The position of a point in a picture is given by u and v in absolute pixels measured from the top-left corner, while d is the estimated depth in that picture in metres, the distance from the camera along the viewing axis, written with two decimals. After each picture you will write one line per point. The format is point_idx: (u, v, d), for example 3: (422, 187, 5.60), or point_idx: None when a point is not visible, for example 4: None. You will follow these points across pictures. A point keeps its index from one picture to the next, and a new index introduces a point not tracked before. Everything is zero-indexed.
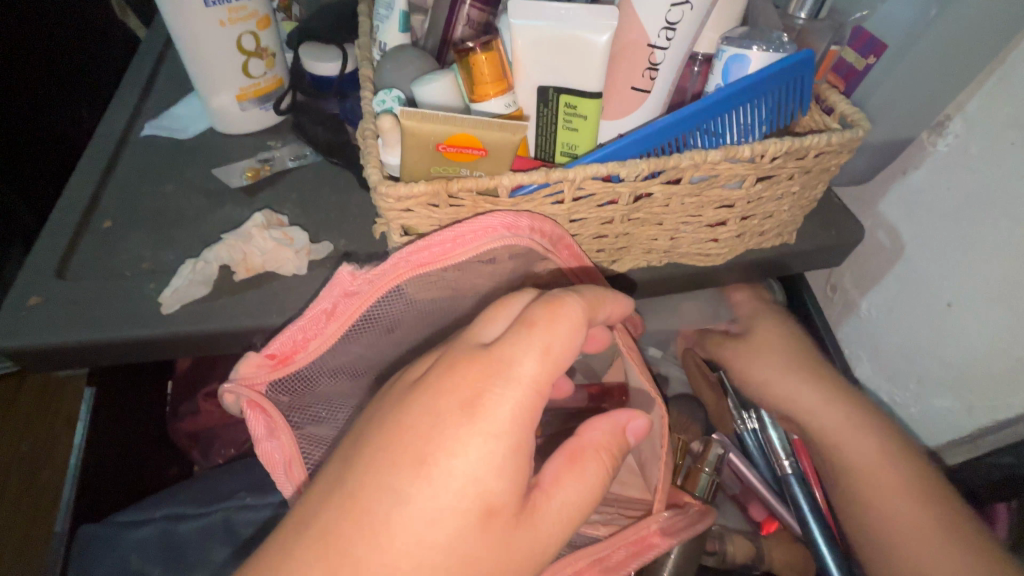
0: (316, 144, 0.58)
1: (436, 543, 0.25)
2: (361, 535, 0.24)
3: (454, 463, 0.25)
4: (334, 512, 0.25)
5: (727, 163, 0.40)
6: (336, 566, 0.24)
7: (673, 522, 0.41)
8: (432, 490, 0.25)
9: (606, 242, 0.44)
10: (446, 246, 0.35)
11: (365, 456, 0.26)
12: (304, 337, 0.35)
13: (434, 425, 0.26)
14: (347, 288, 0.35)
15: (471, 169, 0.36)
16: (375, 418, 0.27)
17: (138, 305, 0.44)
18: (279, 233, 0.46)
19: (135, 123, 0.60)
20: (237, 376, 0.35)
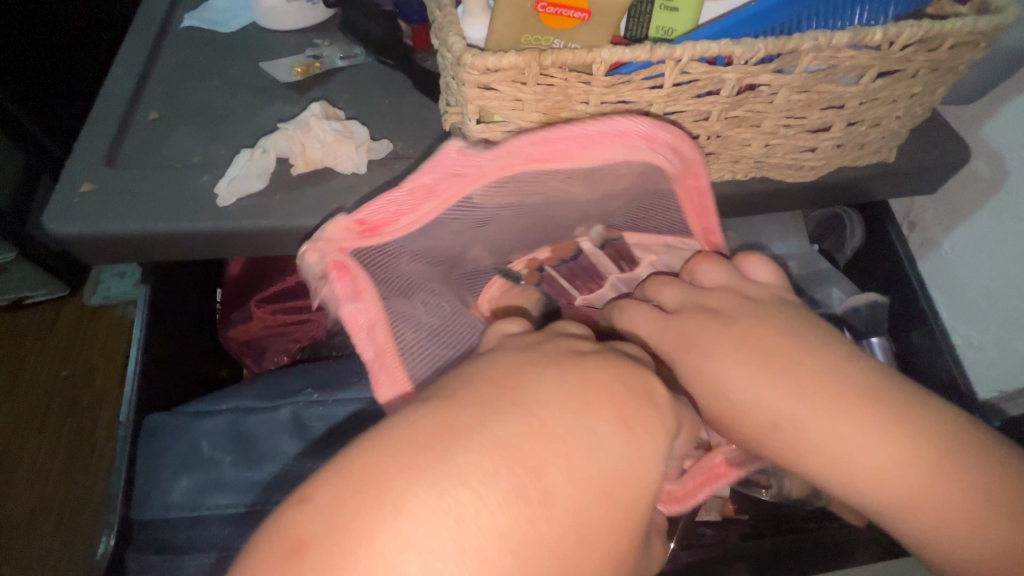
0: (368, 42, 0.53)
1: (610, 513, 0.21)
2: (555, 462, 0.21)
3: (651, 435, 0.23)
4: (522, 428, 0.21)
5: (850, 51, 0.35)
6: (525, 483, 0.20)
7: (737, 451, 0.36)
8: (627, 451, 0.22)
9: (696, 146, 0.40)
10: (571, 146, 0.32)
11: (557, 387, 0.23)
12: (398, 210, 0.32)
13: (633, 394, 0.24)
14: (455, 167, 0.32)
15: (567, 40, 0.32)
16: (551, 359, 0.24)
17: (194, 196, 0.42)
18: (338, 125, 0.43)
19: (173, 15, 0.56)
20: (324, 237, 0.32)
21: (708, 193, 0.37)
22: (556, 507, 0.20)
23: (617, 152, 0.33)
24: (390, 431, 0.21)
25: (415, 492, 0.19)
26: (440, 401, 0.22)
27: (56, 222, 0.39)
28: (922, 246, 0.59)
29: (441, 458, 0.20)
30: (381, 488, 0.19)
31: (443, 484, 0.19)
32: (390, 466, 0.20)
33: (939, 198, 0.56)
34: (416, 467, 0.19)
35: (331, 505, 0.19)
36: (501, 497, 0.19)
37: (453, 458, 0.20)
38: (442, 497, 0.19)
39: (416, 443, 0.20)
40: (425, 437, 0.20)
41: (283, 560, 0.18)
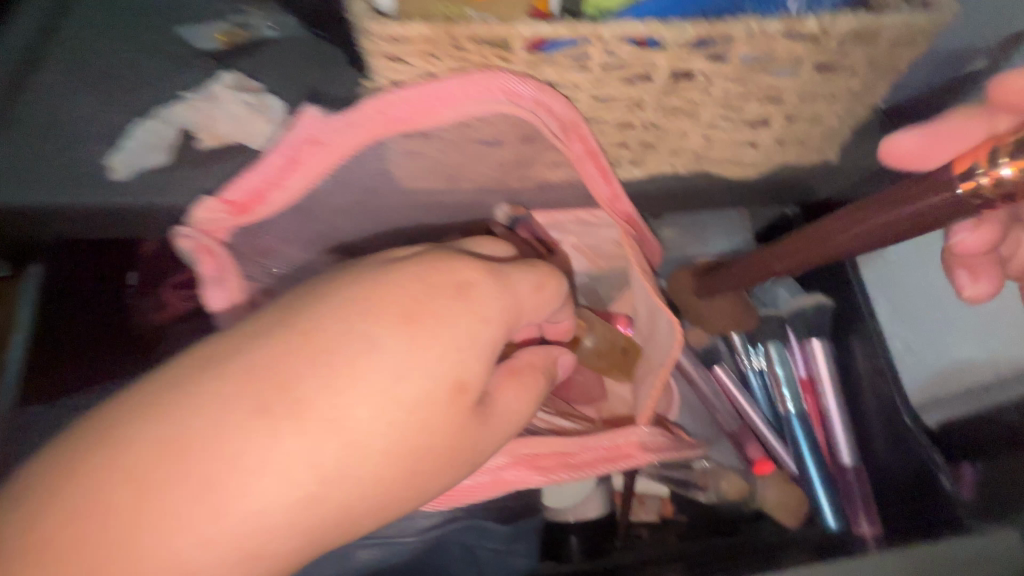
0: (300, 10, 0.50)
1: (388, 406, 0.24)
2: (312, 368, 0.23)
3: (432, 329, 0.25)
4: (283, 348, 0.23)
5: (786, 40, 0.33)
6: (272, 402, 0.22)
7: (655, 439, 0.40)
8: (405, 349, 0.24)
9: (631, 135, 0.39)
10: (432, 106, 0.31)
11: (331, 303, 0.25)
12: (266, 185, 0.32)
13: (427, 294, 0.26)
14: (314, 132, 0.31)
15: (481, 12, 0.29)
16: (337, 280, 0.27)
17: (86, 166, 0.38)
18: (252, 97, 0.40)
19: None
20: (193, 220, 0.32)
21: (601, 156, 0.36)
22: (312, 418, 0.22)
23: (483, 107, 0.31)
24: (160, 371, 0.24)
25: (155, 426, 0.22)
26: (221, 335, 0.25)
27: None
28: None
29: (192, 387, 0.23)
30: (127, 420, 0.22)
31: (188, 406, 0.22)
32: (150, 400, 0.22)
33: None
34: (172, 393, 0.22)
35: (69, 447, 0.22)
36: (248, 416, 0.22)
37: (185, 408, 0.22)
38: (179, 427, 0.22)
39: (165, 386, 0.23)
40: (184, 369, 0.23)
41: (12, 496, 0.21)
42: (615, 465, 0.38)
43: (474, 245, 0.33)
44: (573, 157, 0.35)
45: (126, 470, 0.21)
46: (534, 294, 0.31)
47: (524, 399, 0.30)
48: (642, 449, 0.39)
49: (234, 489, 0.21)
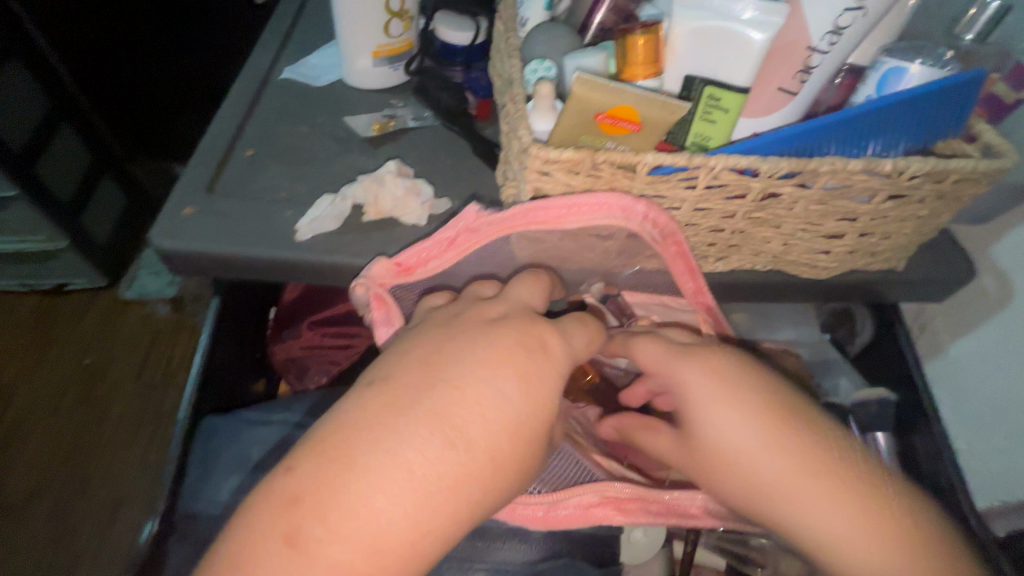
0: (438, 109, 0.61)
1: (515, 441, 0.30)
2: (463, 411, 0.29)
3: (537, 379, 0.32)
4: (442, 397, 0.29)
5: (864, 176, 0.40)
6: (452, 437, 0.29)
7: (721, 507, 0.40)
8: (523, 396, 0.31)
9: (721, 238, 0.45)
10: (560, 213, 0.38)
11: (463, 360, 0.31)
12: (427, 256, 0.41)
13: (525, 352, 0.32)
14: (471, 224, 0.40)
15: (618, 143, 0.37)
16: (456, 339, 0.33)
17: (277, 227, 0.48)
18: (409, 182, 0.49)
19: (275, 68, 0.65)
20: (369, 273, 0.41)
21: (691, 258, 0.42)
22: (475, 446, 0.29)
23: (600, 219, 0.38)
24: (352, 415, 0.29)
25: (372, 458, 0.28)
26: (381, 386, 0.31)
27: (161, 238, 0.46)
28: (930, 348, 0.62)
29: (389, 429, 0.29)
30: (352, 456, 0.28)
31: (392, 445, 0.28)
32: (354, 441, 0.28)
33: (949, 306, 0.60)
34: (373, 435, 0.28)
35: (315, 475, 0.28)
36: (435, 450, 0.28)
37: (387, 443, 0.28)
38: (390, 458, 0.28)
39: (364, 428, 0.29)
40: (375, 414, 0.29)
41: (284, 509, 0.27)
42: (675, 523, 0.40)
43: (521, 294, 0.38)
44: (665, 256, 0.41)
45: (359, 489, 0.27)
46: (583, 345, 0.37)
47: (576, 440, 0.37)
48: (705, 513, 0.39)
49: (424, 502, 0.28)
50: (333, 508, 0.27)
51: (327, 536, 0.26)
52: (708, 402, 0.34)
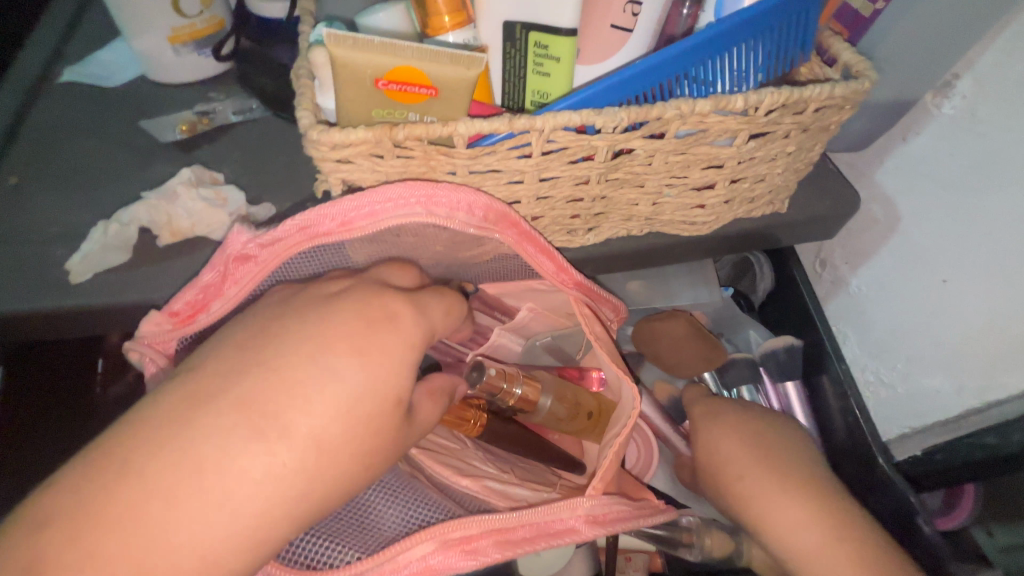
0: (264, 97, 0.52)
1: (349, 428, 0.26)
2: (279, 398, 0.26)
3: (383, 355, 0.28)
4: (258, 382, 0.26)
5: (717, 117, 0.35)
6: (263, 427, 0.25)
7: (607, 509, 0.34)
8: (358, 376, 0.27)
9: (582, 208, 0.40)
10: (355, 216, 0.32)
11: (287, 340, 0.27)
12: (204, 298, 0.33)
13: (368, 325, 0.28)
14: (240, 252, 0.32)
15: (421, 114, 0.30)
16: (286, 316, 0.29)
17: (44, 272, 0.38)
18: (210, 192, 0.41)
19: (54, 69, 0.53)
20: (141, 334, 0.34)
21: (538, 237, 0.37)
22: (295, 436, 0.25)
23: (402, 218, 0.32)
24: (147, 410, 0.26)
25: (156, 458, 0.24)
26: (186, 376, 0.27)
27: None
28: (833, 284, 0.60)
29: (184, 424, 0.25)
30: (132, 460, 0.24)
31: (191, 437, 0.24)
32: (143, 439, 0.24)
33: (843, 239, 0.58)
34: (170, 428, 0.25)
35: (85, 483, 0.23)
36: (240, 442, 0.25)
37: (178, 441, 0.24)
38: (182, 455, 0.24)
39: (157, 425, 0.25)
40: (174, 406, 0.25)
41: (38, 529, 0.22)
42: (557, 543, 0.32)
43: (381, 273, 0.34)
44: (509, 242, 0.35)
45: (134, 494, 0.23)
46: (445, 312, 0.33)
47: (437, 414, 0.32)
48: (591, 522, 0.33)
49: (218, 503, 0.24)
50: (96, 522, 0.23)
51: (88, 556, 0.22)
52: (279, 352, 0.27)
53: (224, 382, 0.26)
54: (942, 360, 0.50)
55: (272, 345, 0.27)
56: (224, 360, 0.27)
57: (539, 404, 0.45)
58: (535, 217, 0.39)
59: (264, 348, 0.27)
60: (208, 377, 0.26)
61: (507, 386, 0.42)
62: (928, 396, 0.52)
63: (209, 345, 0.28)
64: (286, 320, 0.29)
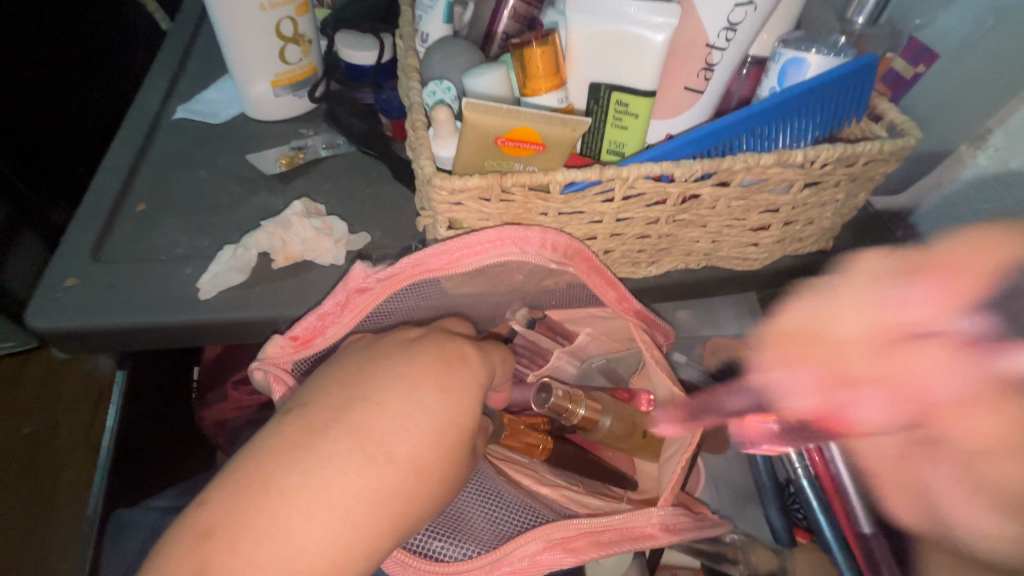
0: (351, 134, 0.58)
1: (439, 452, 0.30)
2: (386, 427, 0.29)
3: (461, 389, 0.32)
4: (362, 413, 0.29)
5: (778, 168, 0.39)
6: (371, 452, 0.28)
7: (675, 519, 0.38)
8: (445, 406, 0.31)
9: (649, 243, 0.44)
10: (457, 253, 0.37)
11: (384, 375, 0.31)
12: (323, 322, 0.38)
13: (447, 364, 0.33)
14: (360, 284, 0.37)
15: (525, 164, 0.35)
16: (376, 356, 0.33)
17: (175, 289, 0.44)
18: (318, 222, 0.46)
19: (166, 108, 0.60)
20: (263, 355, 0.37)
21: (606, 270, 0.41)
22: (397, 459, 0.29)
23: (497, 255, 0.37)
24: (267, 440, 0.28)
25: (285, 481, 0.27)
26: (297, 410, 0.30)
27: (39, 318, 0.41)
28: None
29: (302, 452, 0.28)
30: (264, 482, 0.27)
31: (310, 463, 0.27)
32: (267, 467, 0.27)
33: None
34: (291, 456, 0.27)
35: (229, 503, 0.26)
36: (355, 467, 0.28)
37: (304, 465, 0.27)
38: (306, 478, 0.27)
39: (280, 451, 0.28)
40: (289, 438, 0.28)
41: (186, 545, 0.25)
42: (640, 545, 0.36)
43: (447, 324, 0.39)
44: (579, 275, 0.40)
45: (271, 513, 0.26)
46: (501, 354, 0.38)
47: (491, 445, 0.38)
48: (665, 530, 0.37)
49: (339, 521, 0.27)
50: (240, 539, 0.25)
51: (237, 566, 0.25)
52: (379, 386, 0.31)
53: (333, 415, 0.29)
54: None
55: (371, 380, 0.31)
56: (328, 395, 0.30)
57: (597, 424, 0.48)
58: (607, 251, 0.44)
59: (362, 384, 0.31)
60: (317, 410, 0.30)
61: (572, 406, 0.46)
62: None
63: (312, 387, 0.32)
64: (377, 359, 0.33)
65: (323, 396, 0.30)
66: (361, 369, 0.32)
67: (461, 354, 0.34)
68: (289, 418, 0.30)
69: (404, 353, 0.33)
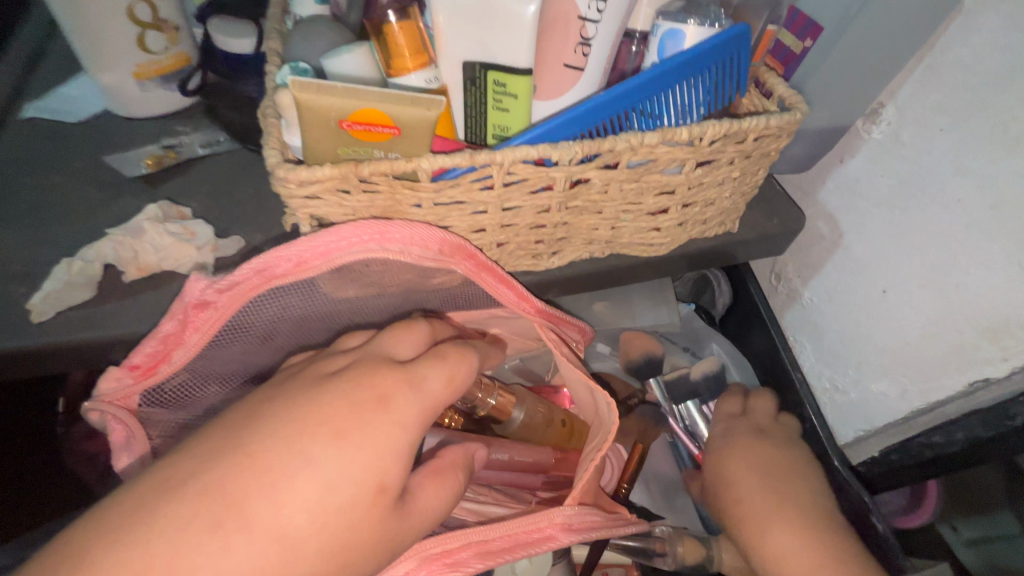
0: (231, 129, 0.53)
1: (319, 517, 0.26)
2: (255, 487, 0.25)
3: (366, 441, 0.27)
4: (229, 470, 0.25)
5: (666, 147, 0.37)
6: (223, 518, 0.24)
7: (581, 517, 0.35)
8: (335, 462, 0.26)
9: (545, 233, 0.42)
10: (309, 256, 0.33)
11: (271, 423, 0.27)
12: (166, 349, 0.34)
13: (354, 410, 0.28)
14: (199, 299, 0.32)
15: (386, 151, 0.32)
16: (278, 399, 0.29)
17: (4, 312, 0.38)
18: (178, 227, 0.41)
19: (13, 107, 0.53)
20: (99, 393, 0.34)
21: (497, 267, 0.39)
22: (256, 527, 0.25)
23: (358, 251, 0.34)
24: (114, 498, 0.25)
25: (110, 551, 0.23)
26: (158, 465, 0.26)
27: None
28: (788, 297, 0.63)
29: (148, 514, 0.24)
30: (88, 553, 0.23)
31: (154, 520, 0.24)
32: (98, 532, 0.24)
33: (793, 255, 0.61)
34: (133, 512, 0.24)
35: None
36: (205, 531, 0.24)
37: (139, 531, 0.24)
38: (139, 547, 0.23)
39: (118, 514, 0.24)
40: (143, 491, 0.25)
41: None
42: (534, 550, 0.34)
43: (386, 342, 0.33)
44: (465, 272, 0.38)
45: None
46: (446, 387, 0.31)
47: (440, 498, 0.31)
48: (567, 530, 0.35)
49: None
50: None
51: None
52: (260, 434, 0.27)
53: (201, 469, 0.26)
54: (891, 364, 0.52)
55: (259, 429, 0.27)
56: (202, 445, 0.27)
57: (511, 417, 0.46)
58: (500, 243, 0.41)
59: (246, 430, 0.27)
60: (186, 460, 0.26)
61: (483, 397, 0.44)
62: (877, 401, 0.55)
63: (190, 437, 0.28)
64: (272, 402, 0.28)
65: (196, 444, 0.27)
66: (258, 414, 0.28)
67: (379, 395, 0.29)
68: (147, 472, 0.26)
69: (310, 394, 0.28)
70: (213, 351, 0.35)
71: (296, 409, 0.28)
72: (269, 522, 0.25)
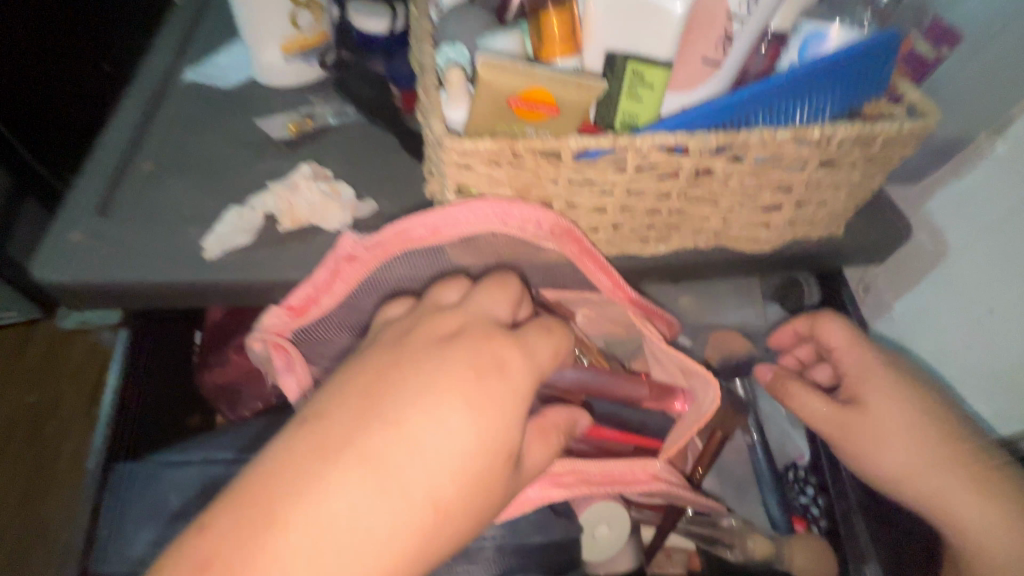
0: (362, 102, 0.56)
1: (461, 480, 0.26)
2: (405, 449, 0.25)
3: (497, 411, 0.28)
4: (379, 435, 0.25)
5: (793, 145, 0.38)
6: (383, 481, 0.25)
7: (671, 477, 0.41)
8: (472, 424, 0.27)
9: (659, 219, 0.43)
10: (436, 228, 0.37)
11: (408, 386, 0.27)
12: (314, 294, 0.38)
13: (479, 374, 0.28)
14: (349, 253, 0.37)
15: (537, 129, 0.36)
16: (399, 362, 0.29)
17: (181, 247, 0.44)
18: (326, 185, 0.47)
19: (176, 70, 0.59)
20: (262, 325, 0.38)
21: (598, 254, 0.40)
22: (410, 487, 0.25)
23: (482, 227, 0.37)
24: (268, 458, 0.25)
25: (289, 510, 0.24)
26: (311, 423, 0.26)
27: (47, 269, 0.41)
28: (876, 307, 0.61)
29: (313, 478, 0.24)
30: (266, 509, 0.24)
31: (321, 502, 0.24)
32: (266, 491, 0.24)
33: (888, 269, 0.59)
34: (293, 491, 0.24)
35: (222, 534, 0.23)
36: (368, 495, 0.24)
37: (313, 492, 0.24)
38: (316, 506, 0.24)
39: (284, 473, 0.25)
40: (301, 456, 0.25)
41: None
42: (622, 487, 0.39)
43: (483, 297, 0.34)
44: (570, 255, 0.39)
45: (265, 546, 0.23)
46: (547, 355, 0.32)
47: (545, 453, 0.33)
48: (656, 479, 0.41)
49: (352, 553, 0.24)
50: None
51: None
52: (402, 399, 0.27)
53: (355, 434, 0.25)
54: (989, 388, 0.51)
55: (399, 391, 0.27)
56: (341, 408, 0.26)
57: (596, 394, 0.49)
58: (615, 225, 0.43)
59: (381, 393, 0.27)
60: (331, 422, 0.26)
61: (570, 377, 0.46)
62: None
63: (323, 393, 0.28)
64: (396, 365, 0.28)
65: (334, 409, 0.27)
66: (389, 379, 0.28)
67: (499, 351, 0.30)
68: (297, 436, 0.26)
69: (428, 357, 0.29)
70: (359, 300, 0.40)
71: (422, 371, 0.28)
72: (425, 480, 0.25)
